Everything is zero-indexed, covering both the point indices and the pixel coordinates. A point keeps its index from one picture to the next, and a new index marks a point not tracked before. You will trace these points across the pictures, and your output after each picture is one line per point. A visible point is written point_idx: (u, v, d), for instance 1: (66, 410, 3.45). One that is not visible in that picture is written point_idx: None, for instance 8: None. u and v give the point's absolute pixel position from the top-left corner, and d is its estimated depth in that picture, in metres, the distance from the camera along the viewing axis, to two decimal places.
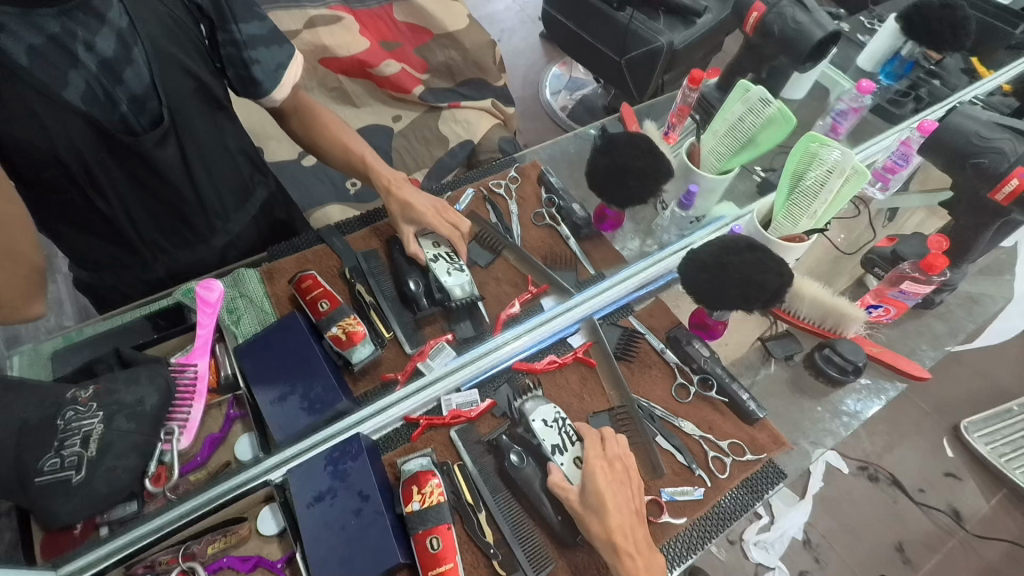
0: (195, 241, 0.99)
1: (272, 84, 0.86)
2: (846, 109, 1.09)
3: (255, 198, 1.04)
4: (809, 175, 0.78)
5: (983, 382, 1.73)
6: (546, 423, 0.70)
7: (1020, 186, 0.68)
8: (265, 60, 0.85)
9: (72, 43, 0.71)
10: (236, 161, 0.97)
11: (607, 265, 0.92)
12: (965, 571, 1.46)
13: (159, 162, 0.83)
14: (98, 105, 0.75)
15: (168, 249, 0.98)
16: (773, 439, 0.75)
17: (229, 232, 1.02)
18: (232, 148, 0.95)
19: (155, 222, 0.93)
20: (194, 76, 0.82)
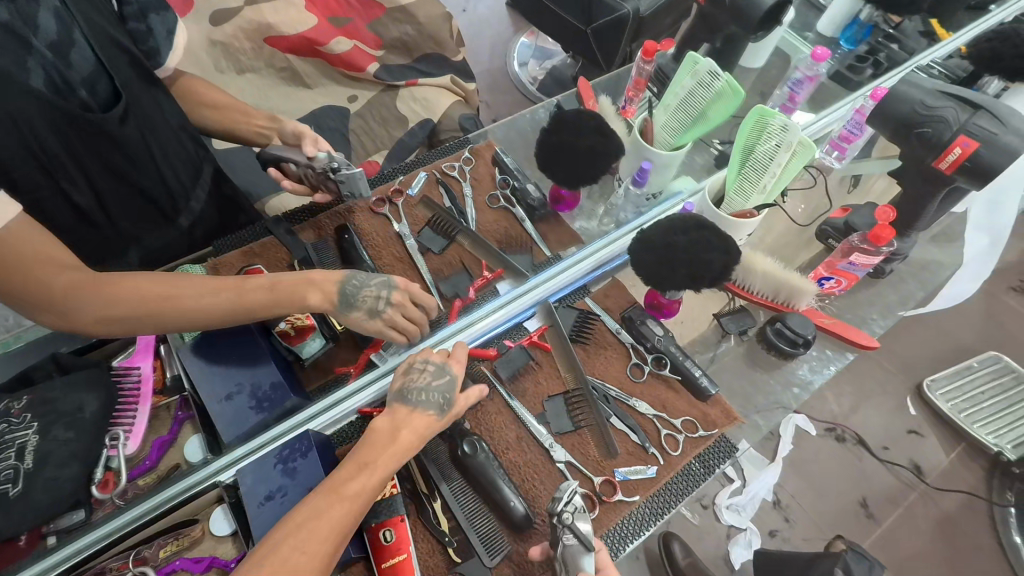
0: (163, 222, 0.94)
1: (167, 50, 0.83)
2: (802, 78, 1.05)
3: (206, 174, 0.97)
4: (764, 143, 0.76)
5: (945, 341, 1.78)
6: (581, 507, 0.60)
7: (964, 155, 0.68)
8: (159, 28, 0.82)
9: (25, 29, 0.66)
10: (181, 138, 0.90)
11: (562, 246, 0.91)
12: (926, 521, 1.52)
13: (125, 142, 0.79)
14: (58, 90, 0.70)
15: (136, 233, 0.91)
16: (725, 414, 0.76)
17: (193, 211, 0.97)
18: (174, 124, 0.88)
19: (126, 207, 0.87)
20: (126, 51, 0.77)
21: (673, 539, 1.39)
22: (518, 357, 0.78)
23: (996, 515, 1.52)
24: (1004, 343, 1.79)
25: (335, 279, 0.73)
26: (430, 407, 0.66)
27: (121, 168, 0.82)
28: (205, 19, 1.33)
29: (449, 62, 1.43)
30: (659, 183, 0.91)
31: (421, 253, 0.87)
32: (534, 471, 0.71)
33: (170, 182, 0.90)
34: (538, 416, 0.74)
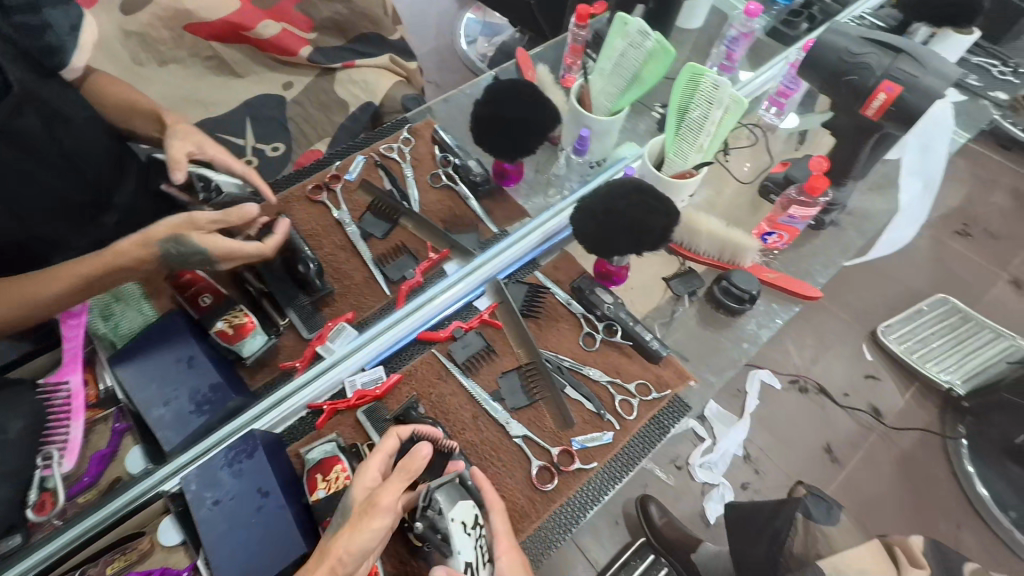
0: (87, 222, 0.86)
1: (73, 47, 0.78)
2: (737, 35, 1.04)
3: (130, 168, 0.92)
4: (697, 99, 0.75)
5: (896, 287, 1.86)
6: (466, 527, 0.58)
7: (888, 100, 0.69)
8: (58, 22, 0.76)
9: None
10: (92, 130, 0.84)
11: (510, 222, 0.90)
12: (886, 461, 1.59)
13: (25, 134, 0.75)
14: None
15: (57, 237, 0.82)
16: (677, 374, 0.77)
17: (121, 207, 0.89)
18: (78, 117, 0.82)
19: (49, 211, 0.80)
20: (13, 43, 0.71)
21: (650, 501, 1.43)
22: (474, 341, 0.77)
23: (950, 448, 1.60)
24: (951, 284, 1.87)
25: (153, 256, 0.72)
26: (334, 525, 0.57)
27: (27, 167, 0.76)
28: (116, 7, 1.24)
29: (387, 41, 1.39)
30: (601, 151, 0.91)
31: (363, 239, 0.84)
32: (492, 448, 0.70)
33: (90, 176, 0.84)
34: (493, 394, 0.74)
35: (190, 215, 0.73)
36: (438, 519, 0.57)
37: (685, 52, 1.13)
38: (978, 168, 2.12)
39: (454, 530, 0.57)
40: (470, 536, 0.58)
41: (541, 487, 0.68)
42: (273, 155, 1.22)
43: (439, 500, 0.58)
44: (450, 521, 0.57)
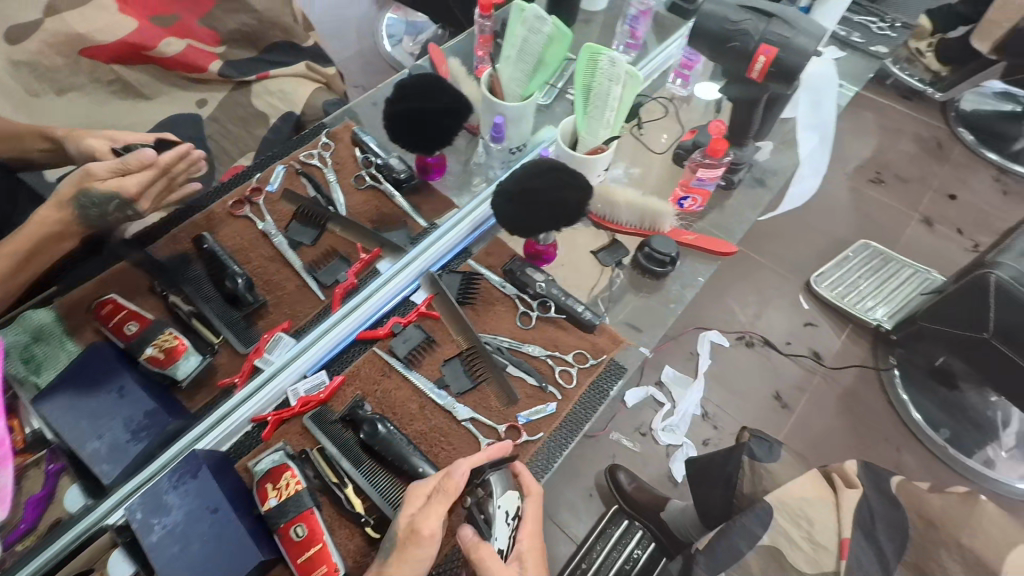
0: None
1: None
2: (637, 14, 1.08)
3: (23, 198, 0.88)
4: (599, 76, 0.79)
5: (823, 238, 1.99)
6: (507, 516, 0.63)
7: (768, 62, 0.74)
8: None
9: None
10: None
11: (438, 215, 0.92)
12: (831, 400, 1.70)
13: None
14: None
15: None
16: (612, 339, 0.81)
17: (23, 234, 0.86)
18: None
19: None
20: None
21: (619, 470, 1.49)
22: (413, 335, 0.79)
23: (885, 378, 1.71)
24: (870, 229, 2.01)
25: (64, 217, 0.72)
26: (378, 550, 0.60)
27: None
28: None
29: (301, 49, 1.39)
30: (518, 136, 0.93)
31: (292, 249, 0.84)
32: (442, 434, 0.72)
33: None
34: (438, 382, 0.76)
35: (85, 168, 0.73)
36: (488, 503, 0.63)
37: (592, 34, 1.18)
38: (883, 120, 2.28)
39: (499, 517, 0.62)
40: (509, 526, 0.63)
41: None
42: None
43: (491, 484, 0.64)
44: (496, 506, 0.63)
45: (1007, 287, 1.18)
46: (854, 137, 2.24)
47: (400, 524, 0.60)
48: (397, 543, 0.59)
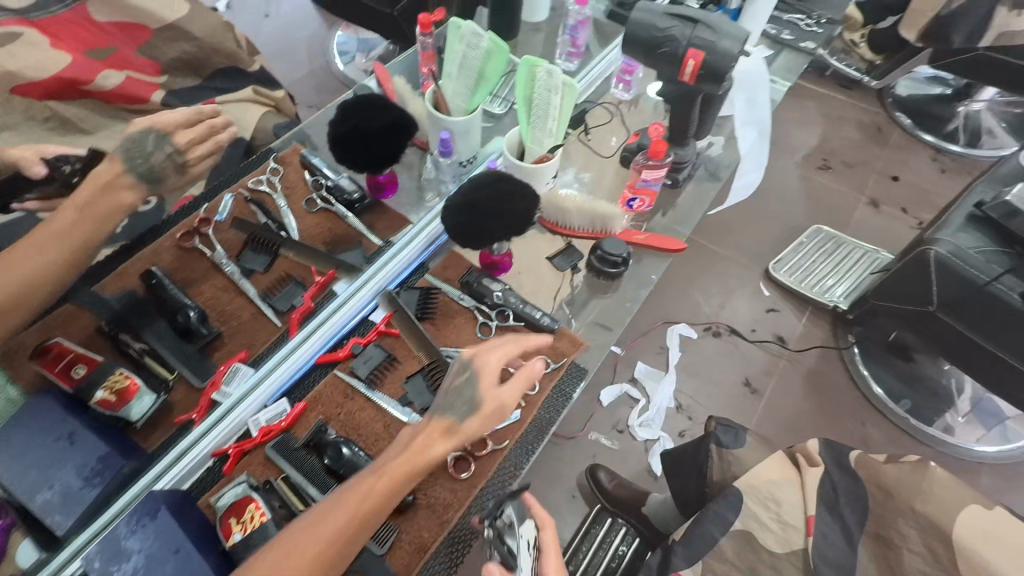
0: None
1: None
2: (575, 23, 1.12)
3: None
4: (539, 89, 0.81)
5: (778, 225, 2.06)
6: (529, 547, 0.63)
7: (697, 65, 0.78)
8: None
9: None
10: None
11: (392, 232, 0.93)
12: (798, 382, 1.75)
13: None
14: None
15: None
16: (572, 342, 0.82)
17: None
18: None
19: None
20: None
21: (599, 469, 1.51)
22: (374, 354, 0.78)
23: (846, 356, 1.78)
24: (822, 214, 2.09)
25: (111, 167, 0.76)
26: (455, 414, 0.63)
27: None
28: None
29: (247, 74, 1.37)
30: (467, 149, 0.94)
31: (245, 277, 0.83)
32: None
33: None
34: (401, 400, 0.76)
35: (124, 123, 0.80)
36: (513, 534, 0.63)
37: (535, 45, 1.21)
38: (825, 109, 2.38)
39: (522, 547, 0.63)
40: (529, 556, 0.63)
41: (458, 477, 0.70)
42: None
43: (511, 516, 0.65)
44: (518, 536, 0.64)
45: (946, 260, 1.21)
46: (800, 127, 2.33)
47: (488, 398, 0.63)
48: (480, 409, 0.63)
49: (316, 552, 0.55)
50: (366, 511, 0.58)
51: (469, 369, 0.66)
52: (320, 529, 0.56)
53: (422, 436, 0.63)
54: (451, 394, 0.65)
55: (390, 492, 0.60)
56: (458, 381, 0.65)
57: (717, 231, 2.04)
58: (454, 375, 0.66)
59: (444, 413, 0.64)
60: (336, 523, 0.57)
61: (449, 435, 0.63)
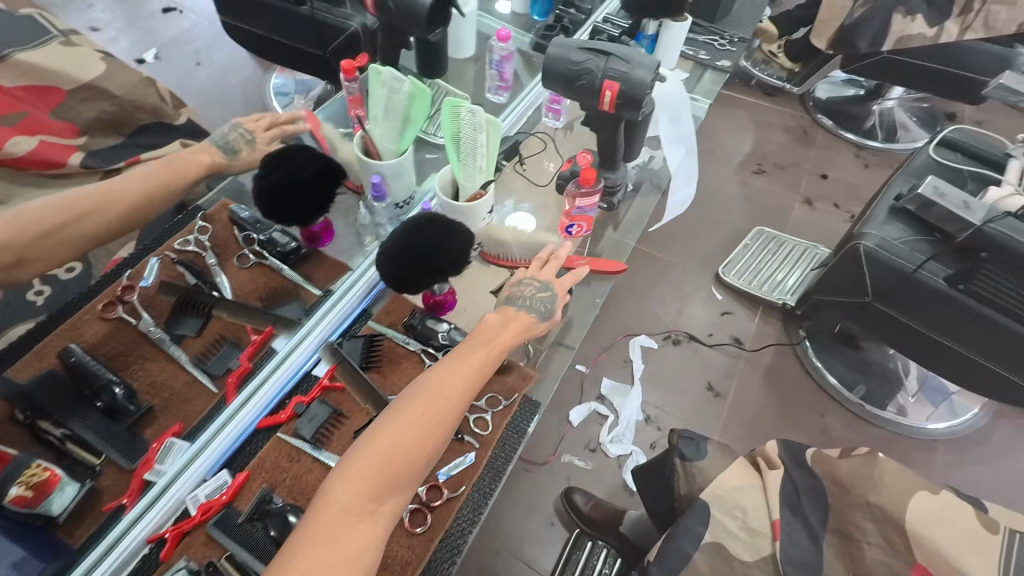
0: None
1: None
2: (500, 58, 1.17)
3: None
4: (463, 128, 0.82)
5: (723, 230, 2.13)
6: None
7: (614, 95, 0.81)
8: None
9: None
10: None
11: (331, 280, 0.91)
12: (758, 381, 1.80)
13: None
14: None
15: None
16: (522, 377, 0.82)
17: None
18: None
19: None
20: None
21: (574, 491, 1.49)
22: (319, 411, 0.76)
23: (799, 350, 1.83)
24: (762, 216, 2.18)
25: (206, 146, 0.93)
26: (537, 314, 0.77)
27: None
28: None
29: (175, 128, 1.32)
30: (402, 190, 0.94)
31: (176, 343, 0.79)
32: None
33: None
34: None
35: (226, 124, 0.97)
36: None
37: None
38: (755, 116, 2.51)
39: None
40: None
41: (415, 531, 0.68)
42: (69, 277, 1.02)
43: None
44: None
45: (875, 253, 1.28)
46: (734, 135, 2.44)
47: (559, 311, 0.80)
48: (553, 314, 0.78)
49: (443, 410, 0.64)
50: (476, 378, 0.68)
51: (554, 288, 0.80)
52: (446, 392, 0.65)
53: (509, 326, 0.74)
54: (534, 299, 0.78)
55: (489, 361, 0.70)
56: (536, 293, 0.79)
57: (667, 241, 2.10)
58: (526, 284, 0.80)
59: (525, 312, 0.76)
60: (456, 386, 0.66)
61: (530, 330, 0.76)
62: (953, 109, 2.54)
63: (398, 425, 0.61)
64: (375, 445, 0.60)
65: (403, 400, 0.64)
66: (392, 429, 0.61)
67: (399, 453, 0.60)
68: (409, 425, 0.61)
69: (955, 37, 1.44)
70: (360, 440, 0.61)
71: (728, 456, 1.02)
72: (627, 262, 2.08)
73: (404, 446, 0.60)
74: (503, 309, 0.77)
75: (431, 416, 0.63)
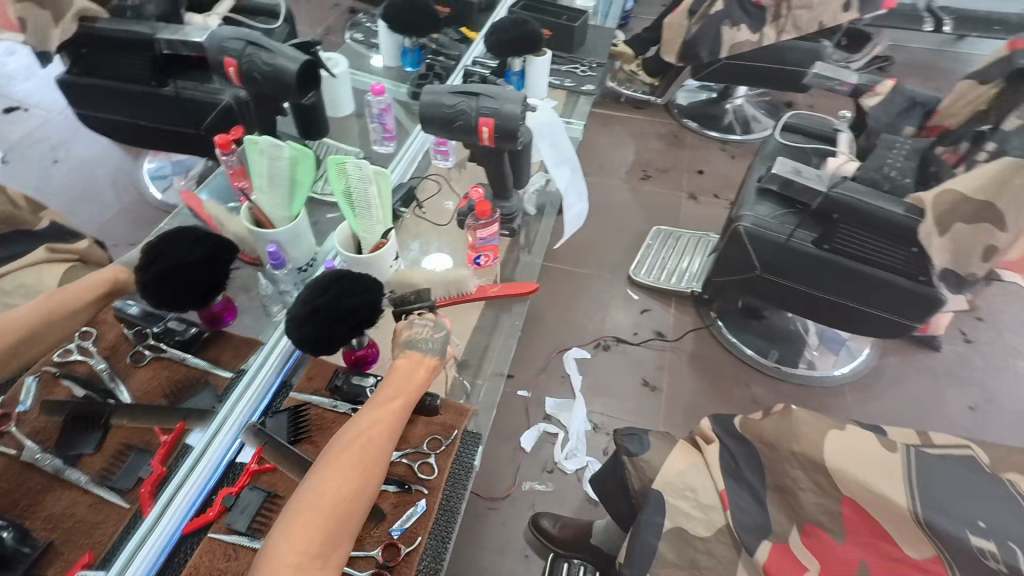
0: None
1: None
2: (380, 111, 1.21)
3: None
4: (353, 183, 0.83)
5: (626, 235, 2.29)
6: None
7: (491, 130, 0.86)
8: None
9: None
10: None
11: (241, 360, 0.87)
12: (686, 367, 1.91)
13: None
14: None
15: None
16: (458, 412, 0.83)
17: None
18: None
19: None
20: None
21: (540, 516, 1.48)
22: (251, 499, 0.71)
23: (715, 331, 1.98)
24: (657, 216, 2.37)
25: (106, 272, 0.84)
26: (431, 347, 0.79)
27: None
28: None
29: (36, 235, 1.16)
30: (302, 253, 0.93)
31: (70, 466, 0.69)
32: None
33: None
34: None
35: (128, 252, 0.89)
36: None
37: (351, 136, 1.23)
38: (631, 129, 2.74)
39: None
40: None
41: None
42: None
43: None
44: None
45: (751, 230, 1.44)
46: (616, 149, 2.65)
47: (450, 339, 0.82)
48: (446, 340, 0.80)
49: (371, 456, 0.66)
50: (398, 422, 0.71)
51: (443, 332, 0.81)
52: (373, 435, 0.67)
53: (421, 366, 0.77)
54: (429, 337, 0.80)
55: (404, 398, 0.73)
56: (430, 333, 0.80)
57: (579, 256, 2.21)
58: (414, 325, 0.81)
59: (424, 353, 0.78)
60: (382, 433, 0.68)
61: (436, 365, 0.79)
62: (790, 98, 2.93)
63: (333, 482, 0.62)
64: (312, 505, 0.60)
65: (331, 456, 0.65)
66: (328, 484, 0.61)
67: (339, 508, 0.60)
68: (342, 477, 0.62)
69: (774, 39, 1.68)
70: (293, 502, 0.60)
71: (670, 442, 1.08)
72: (548, 281, 2.15)
73: (339, 500, 0.61)
74: (407, 353, 0.78)
75: (363, 466, 0.64)
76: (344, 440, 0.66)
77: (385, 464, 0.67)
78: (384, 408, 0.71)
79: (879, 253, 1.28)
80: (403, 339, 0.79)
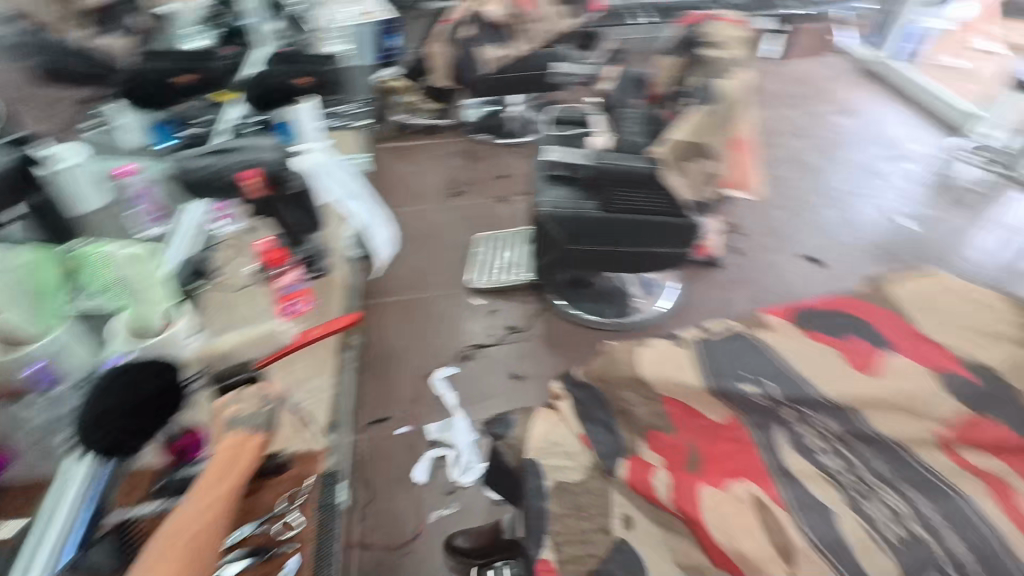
0: None
1: None
2: (137, 193, 1.24)
3: None
4: (127, 271, 0.99)
5: (456, 250, 2.41)
6: None
7: (255, 179, 1.09)
8: None
9: None
10: None
11: (40, 504, 0.94)
12: (543, 348, 2.07)
13: None
14: None
15: None
16: (296, 477, 1.07)
17: None
18: None
19: None
20: None
21: (454, 537, 1.48)
22: None
23: (556, 309, 2.18)
24: (477, 224, 2.54)
25: None
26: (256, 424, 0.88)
27: None
28: None
29: None
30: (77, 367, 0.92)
31: None
32: None
33: None
34: None
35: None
36: None
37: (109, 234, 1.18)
38: (430, 156, 2.91)
39: None
40: None
41: None
42: None
43: None
44: None
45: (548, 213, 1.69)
46: (423, 176, 2.79)
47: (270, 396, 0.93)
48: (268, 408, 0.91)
49: (201, 544, 0.71)
50: (222, 505, 0.76)
51: (268, 407, 0.91)
52: (196, 523, 0.73)
53: (248, 446, 0.85)
54: (242, 413, 0.88)
55: (225, 482, 0.80)
56: (255, 409, 0.89)
57: (418, 282, 2.27)
58: (237, 404, 0.89)
59: (248, 433, 0.86)
60: (207, 519, 0.74)
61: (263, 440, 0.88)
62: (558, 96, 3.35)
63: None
64: None
65: (152, 558, 0.67)
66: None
67: None
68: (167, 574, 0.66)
69: None
70: None
71: (533, 414, 1.18)
72: (396, 315, 2.16)
73: None
74: (230, 435, 0.85)
75: (194, 557, 0.69)
76: (164, 539, 0.70)
77: (211, 551, 0.72)
78: (205, 500, 0.76)
79: (643, 201, 1.65)
80: (224, 420, 0.88)
